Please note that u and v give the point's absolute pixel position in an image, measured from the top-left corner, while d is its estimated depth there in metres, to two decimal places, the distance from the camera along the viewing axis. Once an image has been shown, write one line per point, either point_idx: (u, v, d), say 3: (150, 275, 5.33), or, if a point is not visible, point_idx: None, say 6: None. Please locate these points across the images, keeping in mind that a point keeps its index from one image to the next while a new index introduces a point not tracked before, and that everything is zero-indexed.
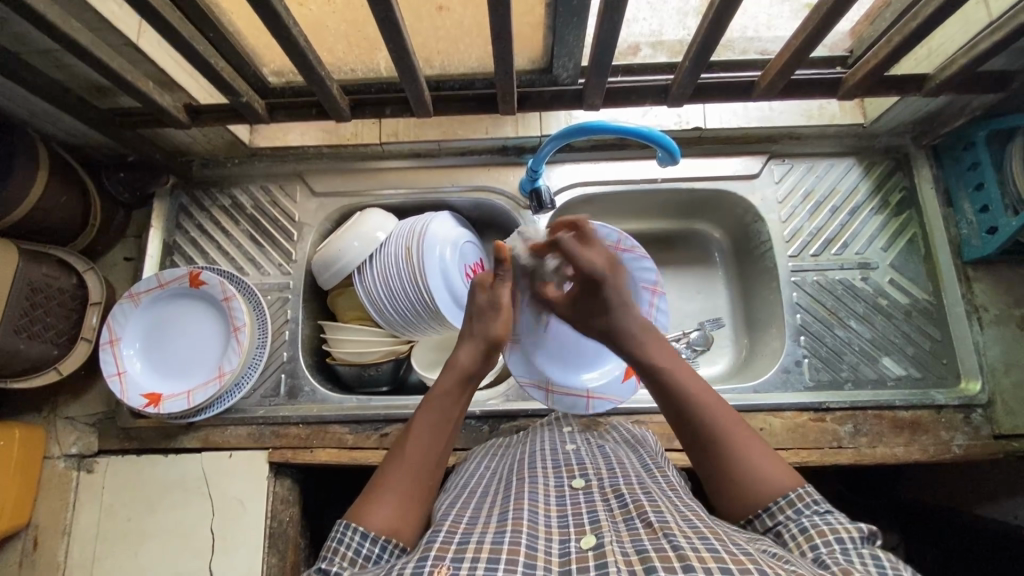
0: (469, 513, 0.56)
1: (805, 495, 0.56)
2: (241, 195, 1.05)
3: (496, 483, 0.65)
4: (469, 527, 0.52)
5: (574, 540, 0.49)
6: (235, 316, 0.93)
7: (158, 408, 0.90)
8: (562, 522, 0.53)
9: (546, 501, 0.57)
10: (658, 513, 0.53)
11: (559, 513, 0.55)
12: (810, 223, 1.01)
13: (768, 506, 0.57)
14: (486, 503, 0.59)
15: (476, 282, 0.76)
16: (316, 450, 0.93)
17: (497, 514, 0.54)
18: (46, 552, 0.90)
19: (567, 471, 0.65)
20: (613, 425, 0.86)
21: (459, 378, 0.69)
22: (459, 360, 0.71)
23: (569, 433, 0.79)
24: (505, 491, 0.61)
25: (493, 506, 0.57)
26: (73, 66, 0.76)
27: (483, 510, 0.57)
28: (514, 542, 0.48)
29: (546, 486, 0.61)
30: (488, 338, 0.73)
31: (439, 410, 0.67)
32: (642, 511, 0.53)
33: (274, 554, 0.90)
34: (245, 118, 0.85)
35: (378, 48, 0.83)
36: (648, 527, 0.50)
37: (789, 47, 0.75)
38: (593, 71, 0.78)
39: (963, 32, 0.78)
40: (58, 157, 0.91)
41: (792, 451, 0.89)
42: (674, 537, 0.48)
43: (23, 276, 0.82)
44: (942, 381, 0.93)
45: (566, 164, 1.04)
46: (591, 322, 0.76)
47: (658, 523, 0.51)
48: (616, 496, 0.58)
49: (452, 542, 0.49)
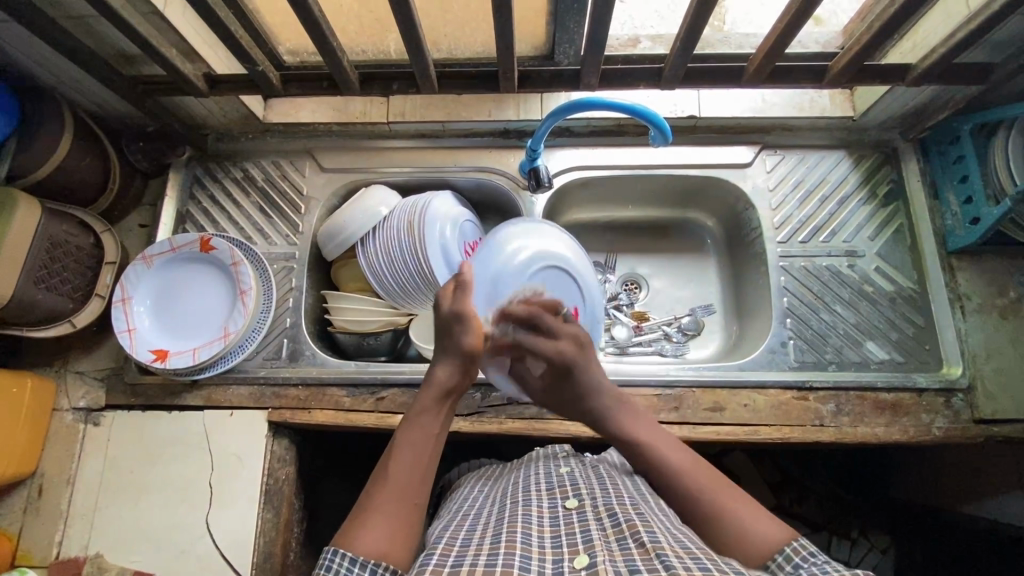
0: (464, 537, 0.63)
1: (804, 548, 0.57)
2: (252, 168, 1.10)
3: (491, 506, 0.73)
4: (463, 550, 0.59)
5: (568, 560, 0.56)
6: (242, 280, 0.98)
7: (164, 363, 0.94)
8: (555, 542, 0.60)
9: (540, 522, 0.64)
10: (649, 533, 0.58)
11: (553, 533, 0.62)
12: (800, 211, 1.04)
13: (772, 560, 0.57)
14: (481, 527, 0.66)
15: (441, 292, 0.74)
16: (313, 412, 0.96)
17: (492, 537, 0.61)
18: (50, 500, 0.94)
19: (561, 494, 0.72)
20: (611, 452, 0.91)
21: (437, 395, 0.70)
22: (435, 377, 0.71)
23: (565, 459, 0.86)
24: (499, 514, 0.68)
25: (487, 530, 0.64)
26: (104, 33, 0.81)
27: (478, 533, 0.64)
28: (508, 563, 0.54)
29: (539, 508, 0.68)
30: (462, 353, 0.71)
31: (420, 431, 0.69)
32: (634, 531, 0.59)
33: (269, 510, 0.93)
34: (260, 88, 0.89)
35: (389, 29, 0.90)
36: (640, 547, 0.56)
37: (773, 32, 0.79)
38: (589, 52, 0.82)
39: (943, 25, 0.82)
40: (82, 123, 0.95)
41: (774, 426, 0.92)
42: (665, 556, 0.53)
43: (43, 232, 0.86)
44: (924, 366, 0.96)
45: (564, 149, 1.07)
46: (569, 411, 0.80)
47: (650, 543, 0.56)
48: (609, 516, 0.63)
49: (445, 564, 0.56)
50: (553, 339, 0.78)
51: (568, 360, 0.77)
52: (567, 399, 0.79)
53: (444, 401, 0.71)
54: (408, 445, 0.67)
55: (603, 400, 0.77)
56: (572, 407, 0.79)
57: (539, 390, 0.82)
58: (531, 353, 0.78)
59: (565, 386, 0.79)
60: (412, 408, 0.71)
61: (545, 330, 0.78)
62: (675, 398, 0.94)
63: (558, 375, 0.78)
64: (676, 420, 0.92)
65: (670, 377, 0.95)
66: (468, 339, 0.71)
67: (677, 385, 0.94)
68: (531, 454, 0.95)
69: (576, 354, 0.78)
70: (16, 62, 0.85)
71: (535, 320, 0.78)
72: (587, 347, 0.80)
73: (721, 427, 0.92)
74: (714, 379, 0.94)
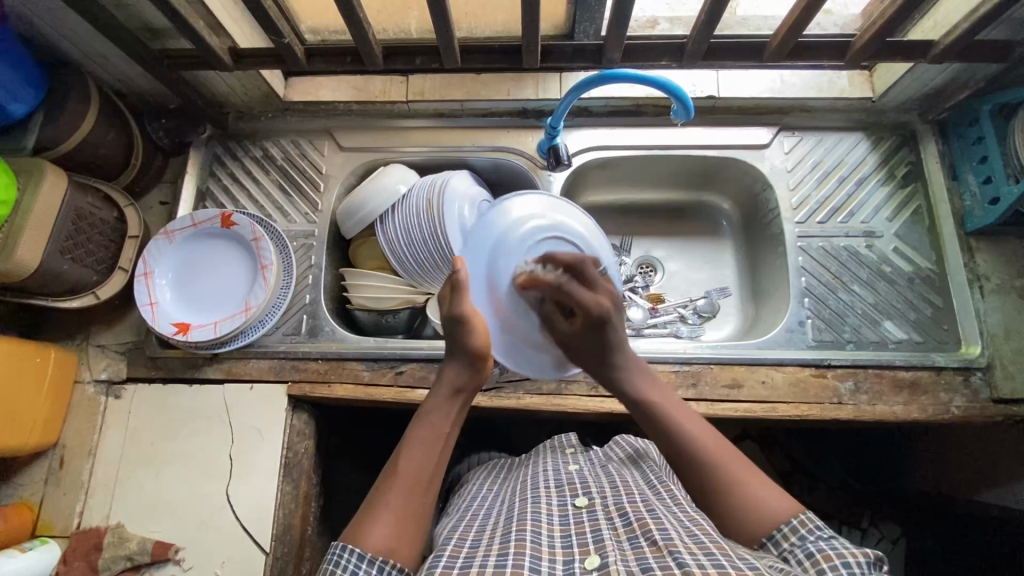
0: (473, 538, 0.62)
1: (809, 521, 0.59)
2: (272, 147, 1.11)
3: (500, 505, 0.73)
4: (471, 551, 0.59)
5: (579, 561, 0.56)
6: (263, 256, 0.98)
7: (186, 335, 0.94)
8: (565, 542, 0.59)
9: (550, 521, 0.63)
10: (661, 530, 0.58)
11: (562, 532, 0.61)
12: (817, 192, 1.04)
13: (773, 534, 0.59)
14: (489, 526, 0.65)
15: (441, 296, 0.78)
16: (333, 385, 0.97)
17: (500, 537, 0.61)
18: (72, 471, 0.94)
19: (570, 491, 0.71)
20: (622, 439, 0.91)
21: (450, 392, 0.72)
22: (446, 376, 0.73)
23: (573, 455, 0.86)
24: (508, 513, 0.68)
25: (496, 529, 0.63)
26: (132, 4, 0.82)
27: (487, 533, 0.63)
28: (518, 564, 0.54)
29: (549, 507, 0.67)
30: (470, 353, 0.73)
31: (433, 425, 0.69)
32: (647, 530, 0.58)
33: (288, 483, 0.94)
34: (285, 63, 0.90)
35: (412, 6, 0.91)
36: (653, 545, 0.55)
37: (798, 4, 0.79)
38: (613, 27, 0.83)
39: (966, 1, 0.82)
40: (107, 98, 0.96)
41: (793, 404, 0.92)
42: (679, 553, 0.53)
43: (70, 204, 0.87)
44: (942, 346, 0.96)
45: (582, 129, 1.08)
46: (587, 358, 0.79)
47: (663, 541, 0.55)
48: (620, 515, 0.63)
49: (455, 566, 0.56)
50: (596, 290, 0.78)
51: (605, 311, 0.76)
52: (590, 348, 0.78)
53: (456, 399, 0.72)
54: (418, 439, 0.68)
55: (626, 358, 0.78)
56: (595, 364, 0.78)
57: (565, 337, 0.80)
58: (567, 298, 0.78)
59: (592, 333, 0.77)
60: (425, 402, 0.72)
61: (588, 282, 0.79)
62: (693, 373, 0.94)
63: (592, 325, 0.77)
64: (694, 396, 0.93)
65: (688, 354, 0.95)
66: (472, 339, 0.73)
67: (695, 361, 0.95)
68: (535, 449, 0.94)
69: (612, 309, 0.77)
70: (44, 34, 0.86)
71: (580, 270, 0.79)
72: (621, 306, 0.79)
73: (739, 404, 0.92)
74: (731, 356, 0.95)
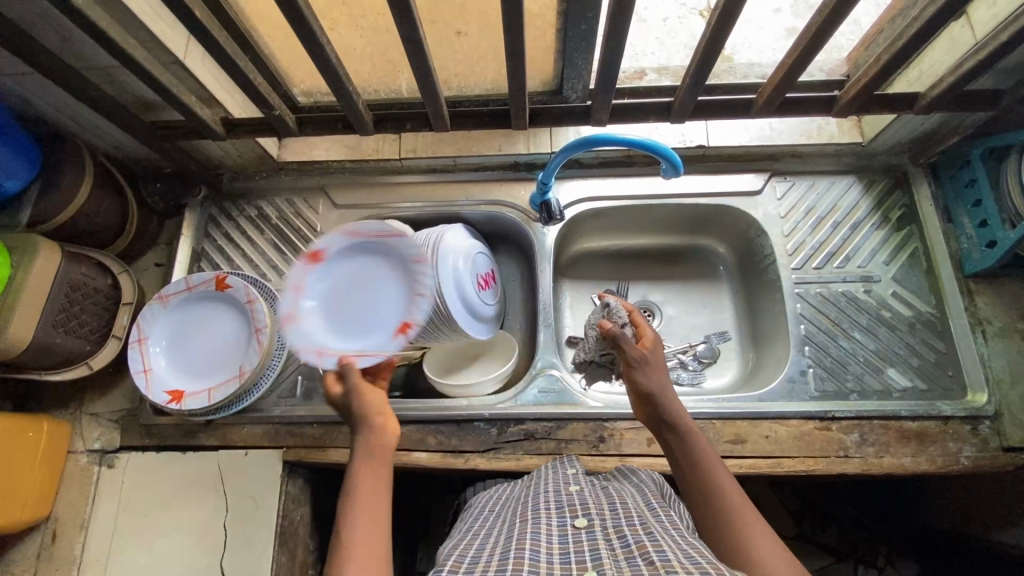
0: (471, 554, 0.60)
1: None
2: (266, 207, 1.11)
3: (498, 527, 0.69)
4: (470, 568, 0.57)
5: None
6: (256, 318, 0.97)
7: (179, 404, 0.93)
8: (564, 558, 0.57)
9: (549, 540, 0.60)
10: (660, 551, 0.55)
11: (561, 550, 0.58)
12: (812, 237, 1.04)
13: None
14: (489, 545, 0.62)
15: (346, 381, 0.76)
16: (328, 450, 0.95)
17: (499, 554, 0.58)
18: (64, 546, 0.93)
19: (570, 512, 0.67)
20: (633, 469, 0.83)
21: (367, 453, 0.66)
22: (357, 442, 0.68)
23: (574, 472, 0.81)
24: (506, 534, 0.64)
25: (496, 548, 0.61)
26: (125, 81, 0.84)
27: (486, 552, 0.60)
28: None
29: (547, 526, 0.64)
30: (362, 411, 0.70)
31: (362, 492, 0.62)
32: (644, 551, 0.55)
33: (284, 553, 0.92)
34: (277, 131, 0.92)
35: (401, 69, 0.92)
36: (650, 565, 0.53)
37: (782, 66, 0.80)
38: (600, 89, 0.84)
39: (949, 54, 0.83)
40: (101, 167, 0.97)
41: (798, 459, 0.90)
42: None
43: (63, 275, 0.87)
44: (948, 393, 0.93)
45: (574, 181, 1.09)
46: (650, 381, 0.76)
47: (660, 562, 0.53)
48: (619, 536, 0.60)
49: None
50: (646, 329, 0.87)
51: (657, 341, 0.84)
52: (653, 367, 0.78)
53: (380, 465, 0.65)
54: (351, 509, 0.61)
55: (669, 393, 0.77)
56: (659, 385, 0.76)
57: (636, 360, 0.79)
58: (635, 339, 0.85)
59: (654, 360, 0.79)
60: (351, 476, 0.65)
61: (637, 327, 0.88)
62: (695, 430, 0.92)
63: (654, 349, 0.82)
64: None
65: (690, 409, 0.93)
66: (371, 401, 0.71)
67: (697, 417, 0.93)
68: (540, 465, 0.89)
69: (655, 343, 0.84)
70: (40, 111, 0.88)
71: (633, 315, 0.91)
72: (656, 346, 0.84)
73: (743, 460, 0.90)
74: (734, 410, 0.93)
